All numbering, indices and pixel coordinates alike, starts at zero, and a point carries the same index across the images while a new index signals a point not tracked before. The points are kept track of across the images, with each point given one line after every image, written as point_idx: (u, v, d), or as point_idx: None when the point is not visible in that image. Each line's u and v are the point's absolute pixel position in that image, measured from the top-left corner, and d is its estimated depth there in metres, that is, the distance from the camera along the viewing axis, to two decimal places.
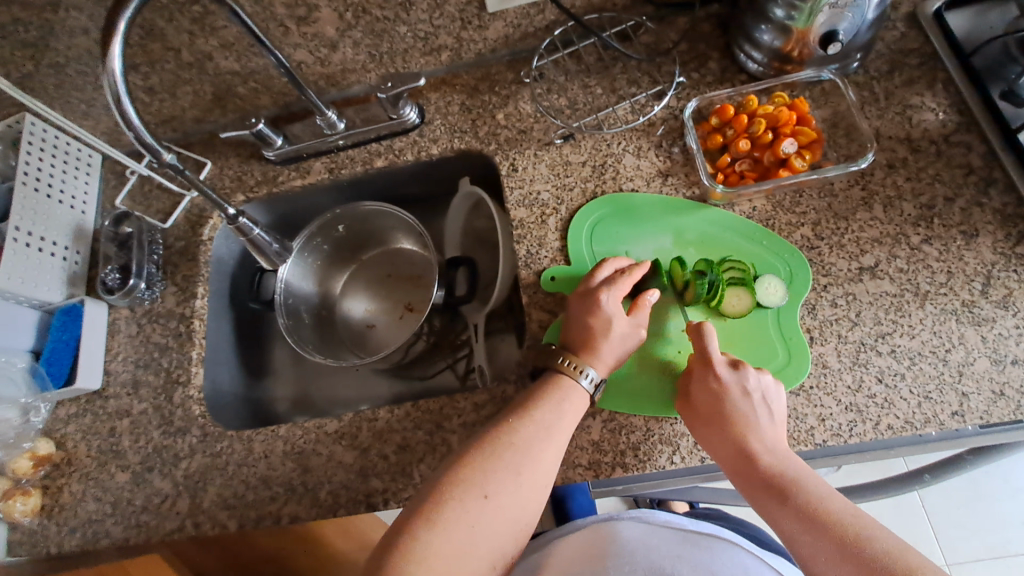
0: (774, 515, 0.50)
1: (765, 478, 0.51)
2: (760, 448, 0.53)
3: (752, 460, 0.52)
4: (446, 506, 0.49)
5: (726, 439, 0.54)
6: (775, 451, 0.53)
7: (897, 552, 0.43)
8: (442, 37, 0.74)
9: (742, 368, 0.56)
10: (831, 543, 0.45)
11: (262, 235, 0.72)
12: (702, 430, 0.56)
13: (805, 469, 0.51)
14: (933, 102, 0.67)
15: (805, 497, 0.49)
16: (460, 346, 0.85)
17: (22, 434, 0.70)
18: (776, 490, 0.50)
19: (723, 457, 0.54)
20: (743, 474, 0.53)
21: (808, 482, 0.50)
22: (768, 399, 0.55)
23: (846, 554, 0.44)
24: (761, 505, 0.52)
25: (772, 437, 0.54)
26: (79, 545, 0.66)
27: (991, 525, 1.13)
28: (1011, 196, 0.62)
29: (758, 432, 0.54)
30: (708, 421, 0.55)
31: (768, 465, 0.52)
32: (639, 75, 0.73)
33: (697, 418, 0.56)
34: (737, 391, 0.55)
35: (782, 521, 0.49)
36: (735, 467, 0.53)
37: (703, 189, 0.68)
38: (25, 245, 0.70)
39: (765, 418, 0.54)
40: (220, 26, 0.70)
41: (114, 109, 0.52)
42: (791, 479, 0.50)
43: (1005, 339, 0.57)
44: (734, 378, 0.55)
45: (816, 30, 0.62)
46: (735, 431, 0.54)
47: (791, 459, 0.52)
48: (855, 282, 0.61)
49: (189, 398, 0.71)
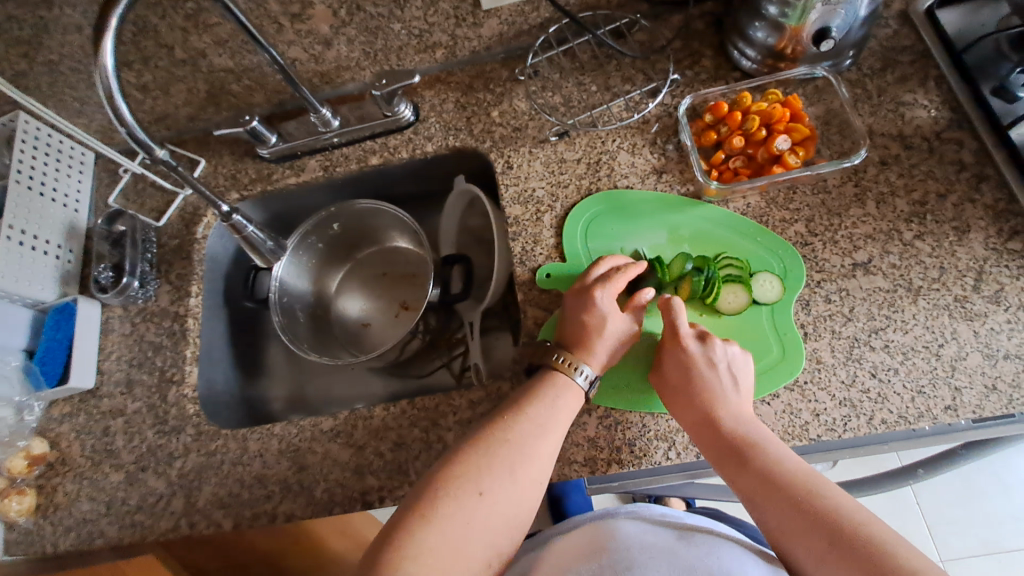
0: (735, 478, 0.51)
1: (728, 443, 0.52)
2: (724, 414, 0.54)
3: (715, 426, 0.53)
4: (441, 502, 0.49)
5: (691, 406, 0.55)
6: (739, 418, 0.53)
7: (851, 513, 0.44)
8: (437, 34, 0.74)
9: (709, 341, 0.58)
10: (787, 504, 0.46)
11: (257, 233, 0.72)
12: (670, 400, 0.57)
13: (766, 434, 0.52)
14: (925, 99, 0.67)
15: (765, 460, 0.49)
16: (456, 344, 0.85)
17: (16, 433, 0.69)
18: (736, 450, 0.51)
19: (688, 424, 0.55)
20: (707, 439, 0.53)
21: (769, 446, 0.51)
22: (734, 369, 0.56)
23: (802, 514, 0.45)
24: (722, 469, 0.52)
25: (737, 404, 0.55)
26: (73, 546, 0.66)
27: (984, 521, 1.14)
28: (1002, 192, 0.62)
29: (723, 399, 0.54)
30: (676, 390, 0.56)
31: (731, 430, 0.53)
32: (633, 73, 0.74)
33: (666, 388, 0.57)
34: (703, 361, 0.56)
35: (742, 484, 0.50)
36: (700, 433, 0.54)
37: (698, 186, 0.68)
38: (17, 244, 0.70)
39: (731, 386, 0.55)
40: (213, 23, 0.70)
41: (106, 107, 0.51)
42: (753, 444, 0.51)
43: (997, 334, 0.58)
44: (701, 349, 0.57)
45: (808, 27, 0.62)
46: (701, 398, 0.55)
47: (754, 426, 0.53)
48: (848, 278, 0.62)
49: (184, 397, 0.70)
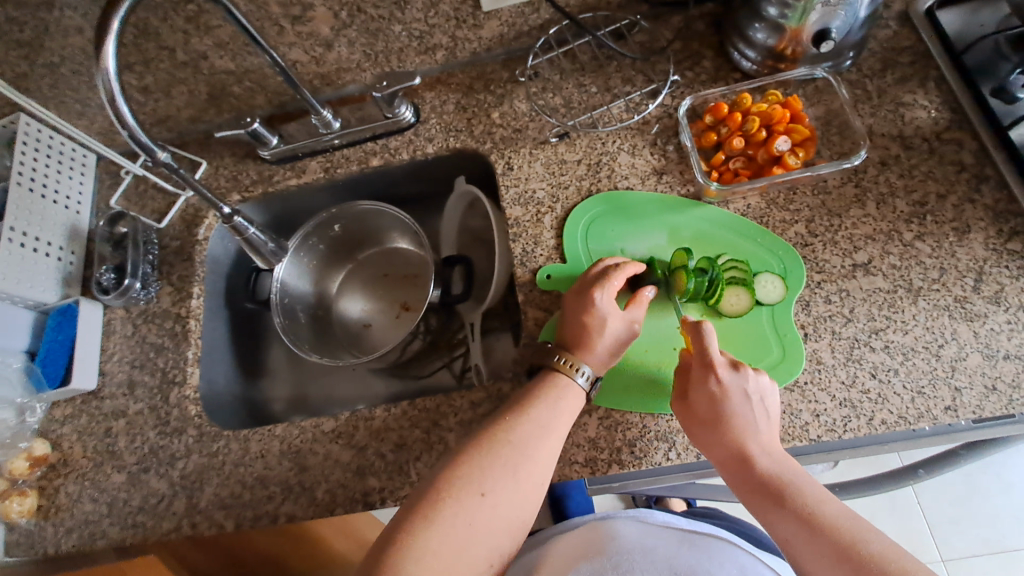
0: (771, 519, 0.50)
1: (762, 483, 0.51)
2: (757, 451, 0.53)
3: (749, 463, 0.52)
4: (444, 503, 0.49)
5: (724, 441, 0.54)
6: (772, 455, 0.53)
7: (892, 554, 0.43)
8: (437, 36, 0.74)
9: (741, 369, 0.56)
10: (826, 546, 0.45)
11: (258, 234, 0.72)
12: (700, 433, 0.55)
13: (802, 473, 0.51)
14: (925, 100, 0.67)
15: (801, 501, 0.49)
16: (457, 345, 0.85)
17: (18, 434, 0.70)
18: (770, 490, 0.50)
19: (720, 461, 0.54)
20: (741, 478, 0.53)
21: (804, 485, 0.50)
22: (765, 402, 0.55)
23: (842, 557, 0.44)
24: (759, 510, 0.51)
25: (770, 441, 0.54)
26: (75, 547, 0.66)
27: (986, 520, 1.14)
28: (1003, 192, 0.62)
29: (756, 436, 0.54)
30: (707, 423, 0.55)
31: (765, 468, 0.52)
32: (634, 74, 0.74)
33: (695, 421, 0.56)
34: (736, 393, 0.55)
35: (779, 526, 0.49)
36: (733, 470, 0.53)
37: (698, 187, 0.68)
38: (19, 246, 0.70)
39: (763, 421, 0.54)
40: (214, 25, 0.70)
41: (109, 109, 0.52)
42: (788, 482, 0.50)
43: (997, 334, 0.58)
44: (733, 380, 0.55)
45: (809, 28, 0.62)
46: (733, 434, 0.54)
47: (787, 463, 0.52)
48: (849, 279, 0.62)
49: (185, 398, 0.70)
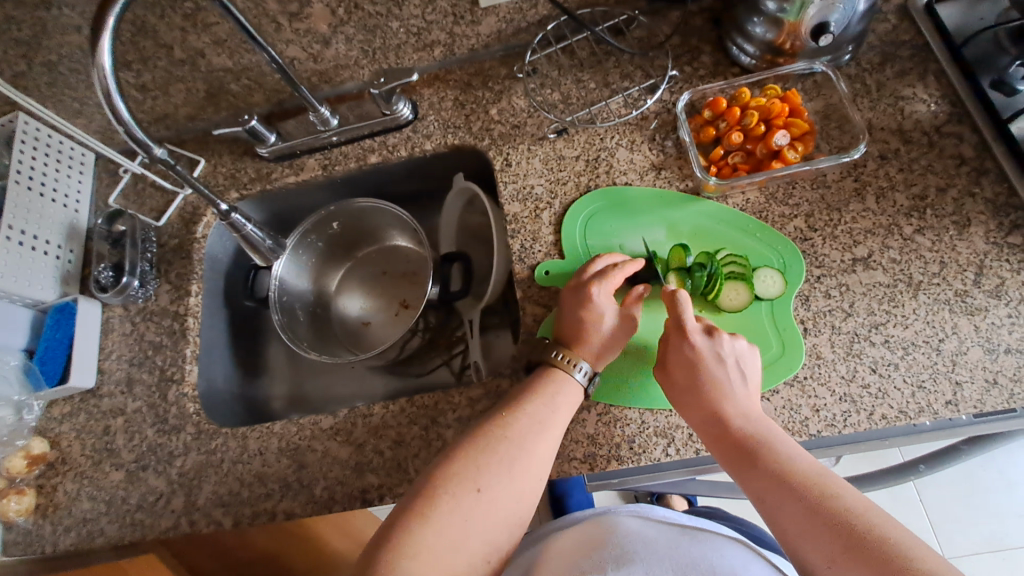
0: (745, 477, 0.49)
1: (738, 443, 0.51)
2: (733, 412, 0.53)
3: (724, 424, 0.52)
4: (439, 499, 0.49)
5: (700, 405, 0.54)
6: (749, 417, 0.52)
7: (860, 510, 0.43)
8: (435, 33, 0.74)
9: (716, 335, 0.57)
10: (796, 500, 0.45)
11: (255, 231, 0.72)
12: (678, 398, 0.56)
13: (778, 434, 0.51)
14: (925, 94, 0.67)
15: (775, 458, 0.48)
16: (456, 343, 0.85)
17: (15, 431, 0.70)
18: (744, 449, 0.50)
19: (697, 424, 0.54)
20: (716, 439, 0.52)
21: (779, 444, 0.50)
22: (742, 367, 0.56)
23: (809, 510, 0.44)
24: (733, 470, 0.51)
25: (747, 403, 0.54)
26: (74, 545, 0.66)
27: (989, 518, 1.13)
28: (1003, 185, 0.62)
29: (732, 397, 0.54)
30: (684, 388, 0.56)
31: (740, 429, 0.52)
32: (632, 69, 0.74)
33: (673, 387, 0.57)
34: (710, 358, 0.55)
35: (751, 483, 0.49)
36: (708, 431, 0.53)
37: (697, 182, 0.68)
38: (18, 244, 0.70)
39: (740, 385, 0.55)
40: (212, 22, 0.70)
41: (105, 105, 0.51)
42: (763, 442, 0.50)
43: (998, 328, 0.57)
44: (707, 345, 0.56)
45: (808, 22, 0.62)
46: (709, 396, 0.54)
47: (764, 424, 0.52)
48: (848, 274, 0.61)
49: (184, 396, 0.70)
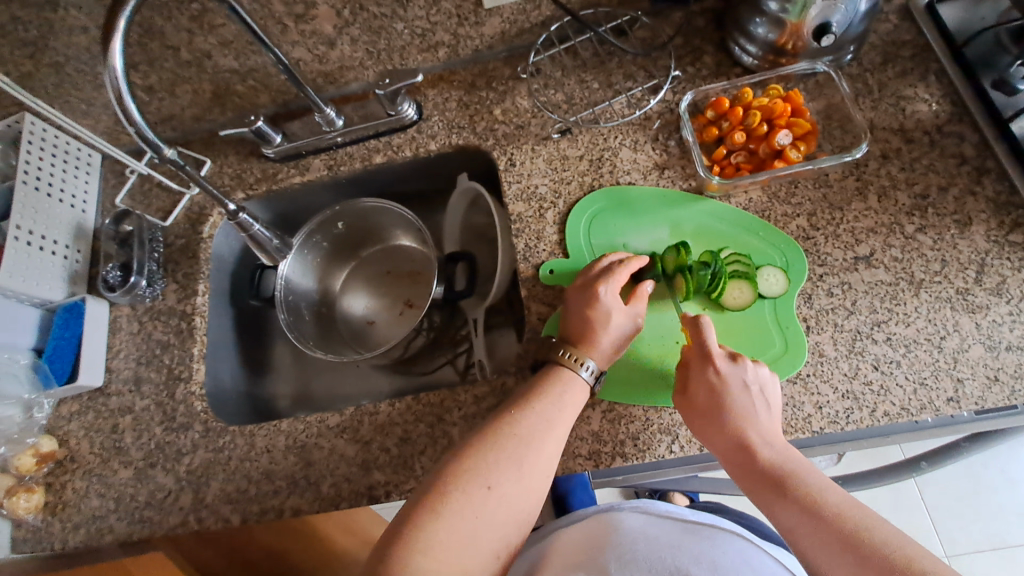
0: (775, 509, 0.50)
1: (765, 473, 0.51)
2: (759, 441, 0.53)
3: (751, 454, 0.53)
4: (449, 496, 0.49)
5: (724, 432, 0.54)
6: (774, 446, 0.53)
7: (894, 542, 0.43)
8: (439, 34, 0.74)
9: (740, 361, 0.57)
10: (829, 536, 0.45)
11: (263, 231, 0.73)
12: (701, 424, 0.56)
13: (804, 463, 0.51)
14: (926, 93, 0.67)
15: (805, 490, 0.49)
16: (460, 341, 0.85)
17: (25, 430, 0.70)
18: (774, 481, 0.50)
19: (723, 453, 0.54)
20: (743, 468, 0.53)
21: (808, 475, 0.50)
22: (765, 393, 0.56)
23: (846, 544, 0.44)
24: (763, 501, 0.51)
25: (771, 431, 0.54)
26: (83, 542, 0.66)
27: (991, 516, 1.13)
28: (1004, 184, 0.63)
29: (757, 425, 0.54)
30: (709, 415, 0.55)
31: (767, 458, 0.52)
32: (635, 69, 0.74)
33: (697, 413, 0.56)
34: (735, 384, 0.55)
35: (782, 516, 0.49)
36: (735, 460, 0.53)
37: (700, 181, 0.68)
38: (26, 244, 0.71)
39: (764, 412, 0.55)
40: (218, 24, 0.70)
41: (115, 106, 0.52)
42: (791, 472, 0.50)
43: (999, 325, 0.58)
44: (731, 370, 0.56)
45: (809, 23, 0.62)
46: (734, 425, 0.54)
47: (790, 452, 0.52)
48: (850, 272, 0.62)
49: (191, 394, 0.71)
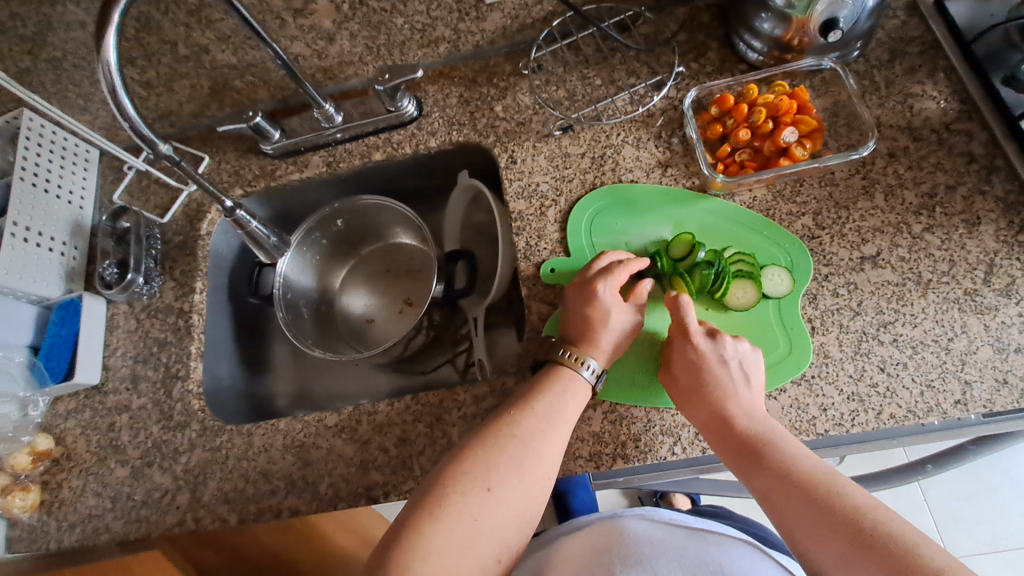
0: (751, 478, 0.49)
1: (743, 444, 0.50)
2: (738, 414, 0.53)
3: (729, 425, 0.52)
4: (449, 499, 0.48)
5: (704, 405, 0.54)
6: (754, 418, 0.52)
7: (869, 509, 0.42)
8: (440, 29, 0.73)
9: (719, 338, 0.57)
10: (804, 503, 0.44)
11: (260, 228, 0.72)
12: (682, 400, 0.56)
13: (784, 435, 0.51)
14: (934, 90, 0.66)
15: (782, 459, 0.48)
16: (460, 340, 0.85)
17: (20, 428, 0.70)
18: (751, 451, 0.50)
19: (702, 425, 0.54)
20: (721, 440, 0.52)
21: (785, 445, 0.49)
22: (746, 367, 0.55)
23: (819, 509, 0.43)
24: (739, 470, 0.51)
25: (752, 404, 0.53)
26: (79, 541, 0.66)
27: (995, 518, 1.13)
28: (1013, 183, 0.62)
29: (737, 399, 0.53)
30: (689, 390, 0.55)
31: (746, 430, 0.51)
32: (638, 66, 0.73)
33: (678, 390, 0.56)
34: (714, 360, 0.55)
35: (758, 484, 0.48)
36: (714, 432, 0.53)
37: (703, 179, 0.67)
38: (23, 240, 0.70)
39: (744, 386, 0.54)
40: (217, 18, 0.70)
41: (110, 101, 0.51)
42: (771, 443, 0.50)
43: (1008, 327, 0.57)
44: (710, 347, 0.56)
45: (816, 18, 0.61)
46: (714, 398, 0.54)
47: (769, 424, 0.52)
48: (857, 272, 0.61)
49: (189, 393, 0.70)
